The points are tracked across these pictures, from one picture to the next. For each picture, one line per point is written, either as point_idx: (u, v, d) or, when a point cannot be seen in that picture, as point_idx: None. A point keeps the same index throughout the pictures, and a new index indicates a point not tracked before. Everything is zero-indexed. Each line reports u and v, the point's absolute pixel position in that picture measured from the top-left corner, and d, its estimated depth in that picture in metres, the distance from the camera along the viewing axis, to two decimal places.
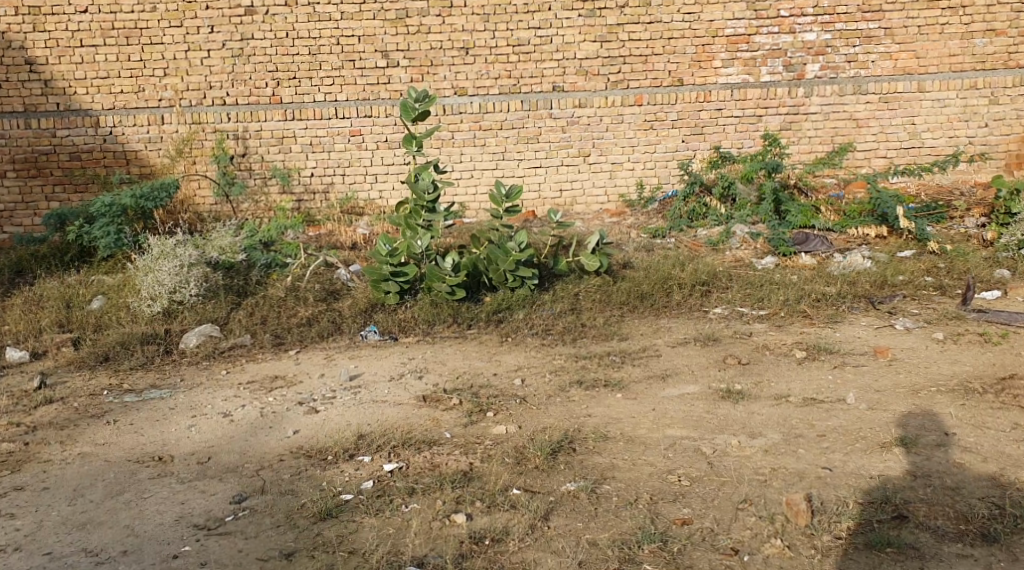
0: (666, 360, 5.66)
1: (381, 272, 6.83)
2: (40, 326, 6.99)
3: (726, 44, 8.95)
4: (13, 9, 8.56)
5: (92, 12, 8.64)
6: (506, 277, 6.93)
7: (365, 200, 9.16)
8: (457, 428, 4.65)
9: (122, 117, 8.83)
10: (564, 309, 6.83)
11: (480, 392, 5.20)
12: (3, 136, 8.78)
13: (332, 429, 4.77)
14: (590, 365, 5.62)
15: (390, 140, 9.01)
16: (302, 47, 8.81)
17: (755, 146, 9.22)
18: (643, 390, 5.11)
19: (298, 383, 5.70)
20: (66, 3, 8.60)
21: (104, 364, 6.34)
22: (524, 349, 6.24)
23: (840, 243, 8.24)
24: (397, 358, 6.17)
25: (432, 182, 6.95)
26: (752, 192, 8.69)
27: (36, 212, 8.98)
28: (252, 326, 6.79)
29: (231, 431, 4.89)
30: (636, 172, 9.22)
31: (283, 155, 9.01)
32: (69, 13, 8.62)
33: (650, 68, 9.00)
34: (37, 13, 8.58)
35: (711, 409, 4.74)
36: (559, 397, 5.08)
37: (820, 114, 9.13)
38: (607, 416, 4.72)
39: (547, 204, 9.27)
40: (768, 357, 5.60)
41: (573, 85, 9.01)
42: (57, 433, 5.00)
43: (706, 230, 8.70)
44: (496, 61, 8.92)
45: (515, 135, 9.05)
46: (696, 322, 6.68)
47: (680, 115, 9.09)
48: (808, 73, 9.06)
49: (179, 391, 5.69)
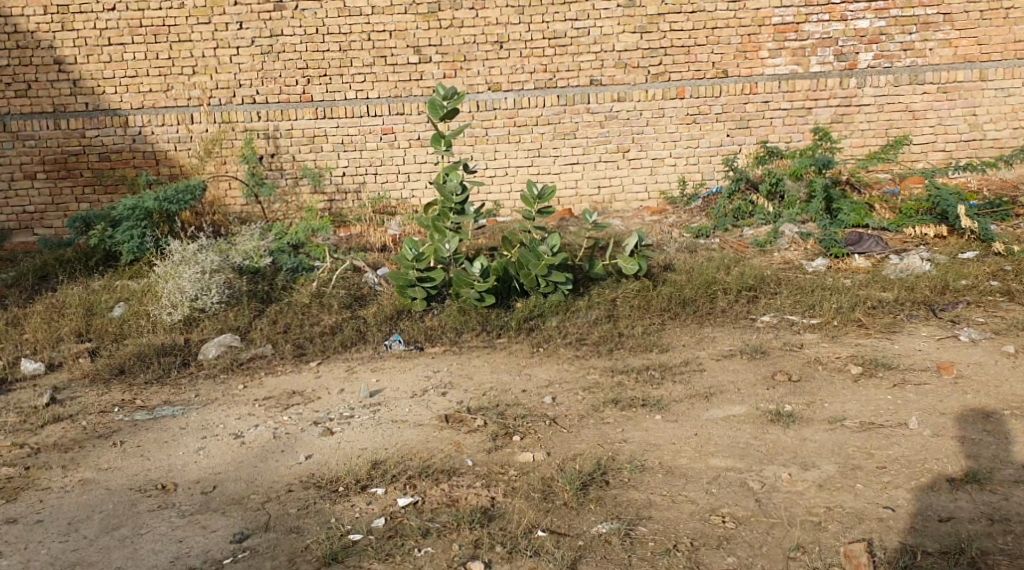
0: (710, 376, 5.26)
1: (407, 277, 6.49)
2: (59, 334, 6.71)
3: (773, 33, 8.49)
4: (42, 8, 8.32)
5: (120, 10, 8.38)
6: (538, 282, 6.54)
7: (397, 199, 8.83)
8: (479, 454, 4.30)
9: (151, 117, 8.58)
10: (601, 317, 6.44)
11: (506, 411, 4.83)
12: (33, 137, 8.56)
13: (347, 454, 4.43)
14: (627, 381, 5.23)
15: (422, 139, 8.68)
16: (332, 43, 8.48)
17: (805, 140, 8.75)
18: (684, 412, 4.71)
19: (316, 399, 5.36)
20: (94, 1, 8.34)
21: (119, 378, 6.03)
22: (557, 362, 5.86)
23: (896, 244, 7.75)
24: (421, 371, 5.82)
25: (460, 183, 6.58)
26: (802, 188, 8.20)
27: (67, 214, 8.77)
28: (274, 334, 6.47)
29: (241, 455, 4.57)
30: (678, 168, 8.79)
31: (313, 154, 8.70)
32: (97, 12, 8.37)
33: (694, 59, 8.55)
34: (66, 12, 8.35)
35: (759, 434, 4.35)
36: (592, 419, 4.70)
37: (873, 106, 8.63)
38: (644, 442, 4.33)
39: (585, 202, 8.87)
40: (821, 374, 5.18)
41: (612, 79, 8.59)
42: (60, 455, 4.73)
43: (752, 229, 8.25)
44: (531, 54, 8.52)
45: (551, 131, 8.67)
46: (743, 331, 6.25)
47: (725, 109, 8.64)
48: (861, 63, 8.55)
49: (193, 407, 5.41)
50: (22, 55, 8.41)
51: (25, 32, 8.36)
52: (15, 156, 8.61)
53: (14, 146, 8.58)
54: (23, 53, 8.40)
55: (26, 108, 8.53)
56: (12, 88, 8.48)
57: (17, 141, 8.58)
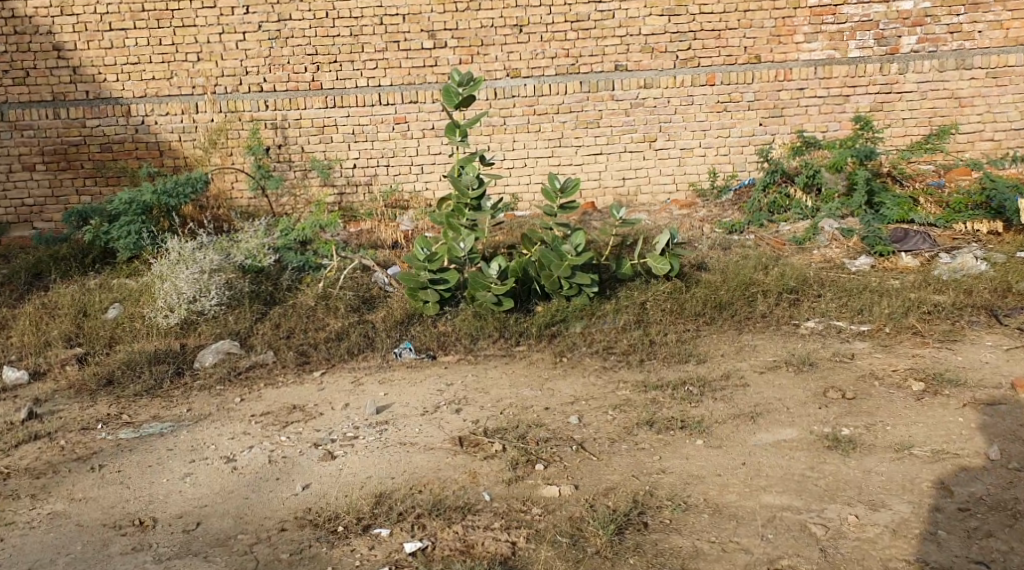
0: (754, 393, 4.74)
1: (419, 279, 5.97)
2: (47, 338, 6.16)
3: (810, 15, 7.90)
4: None
5: None
6: (561, 285, 5.98)
7: (409, 192, 8.26)
8: (498, 487, 3.84)
9: (154, 105, 8.00)
10: (629, 322, 5.91)
11: (528, 433, 4.32)
12: (32, 127, 7.97)
13: (348, 484, 3.95)
14: (661, 398, 4.72)
15: (437, 128, 8.10)
16: (342, 28, 7.90)
17: (843, 129, 8.16)
18: (729, 435, 4.20)
19: (318, 415, 4.86)
20: None
21: (107, 389, 5.54)
22: (582, 374, 5.35)
23: (946, 240, 7.14)
24: (434, 384, 5.31)
25: (476, 176, 6.05)
26: (840, 180, 7.66)
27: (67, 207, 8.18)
28: (275, 340, 5.97)
29: (230, 483, 4.07)
30: (708, 158, 8.21)
31: (323, 146, 8.12)
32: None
33: (724, 44, 7.98)
34: None
35: (815, 465, 3.85)
36: (625, 443, 4.18)
37: (916, 92, 8.03)
38: (686, 474, 3.85)
39: (609, 194, 8.31)
40: (879, 389, 4.65)
41: (637, 64, 8.03)
42: (31, 482, 4.27)
43: (789, 225, 7.67)
44: (552, 38, 7.96)
45: (573, 119, 8.11)
46: (785, 339, 5.72)
47: (758, 96, 8.06)
48: (903, 47, 7.97)
49: (183, 424, 4.93)
50: (18, 40, 7.81)
51: (23, 16, 7.77)
52: (13, 147, 8.01)
53: (13, 136, 8.00)
54: (21, 38, 7.80)
55: (24, 97, 7.93)
56: (10, 76, 7.88)
57: (14, 131, 7.98)
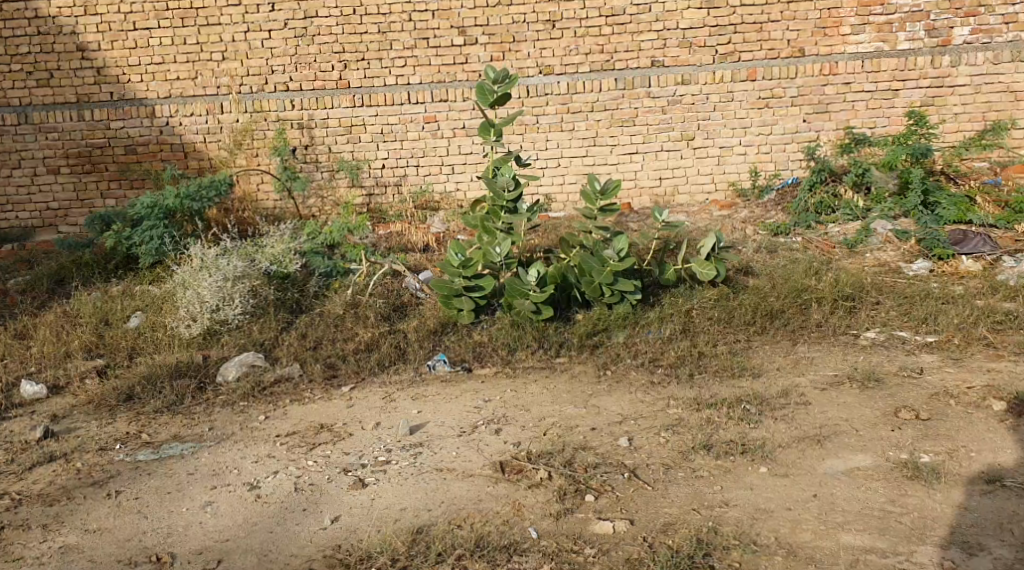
0: (818, 413, 4.50)
1: (452, 287, 5.65)
2: (66, 349, 5.81)
3: (856, 6, 7.35)
4: None
5: None
6: (603, 292, 5.65)
7: (440, 193, 7.83)
8: (546, 522, 3.82)
9: (178, 106, 7.66)
10: (676, 332, 5.54)
11: (575, 458, 4.20)
12: (56, 130, 7.68)
13: (379, 518, 3.90)
14: (716, 418, 4.45)
15: (468, 128, 7.66)
16: (370, 24, 7.52)
17: (892, 126, 7.57)
18: (795, 462, 4.09)
19: (347, 436, 4.64)
20: None
21: (127, 405, 5.23)
22: (629, 390, 5.00)
23: (1008, 242, 6.58)
24: (471, 400, 4.98)
25: (512, 178, 5.71)
26: (891, 178, 7.16)
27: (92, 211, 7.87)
28: (302, 351, 5.64)
29: (253, 515, 4.00)
30: (749, 157, 7.67)
31: (351, 146, 7.73)
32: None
33: (767, 37, 7.46)
34: None
35: (895, 499, 3.81)
36: (683, 472, 4.07)
37: (970, 87, 7.45)
38: (752, 508, 3.81)
39: (645, 195, 7.79)
40: (952, 410, 4.46)
41: (675, 59, 7.52)
42: (44, 509, 4.14)
43: (839, 225, 7.11)
44: (586, 34, 7.49)
45: (607, 118, 7.62)
46: (845, 350, 5.34)
47: (801, 91, 7.51)
48: (955, 39, 7.38)
49: (206, 445, 4.67)
50: (42, 41, 7.53)
51: (47, 16, 7.49)
52: (37, 150, 7.73)
53: (37, 139, 7.71)
54: (44, 39, 7.52)
55: (48, 99, 7.66)
56: (34, 77, 7.60)
57: (38, 133, 7.70)
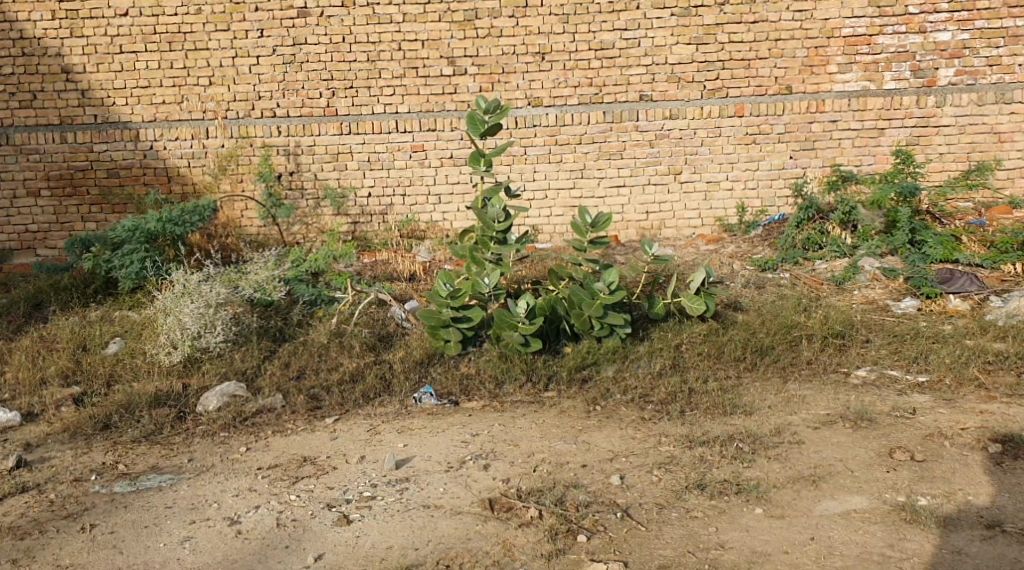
0: (812, 453, 4.52)
1: (441, 317, 5.55)
2: (42, 376, 5.65)
3: (843, 45, 7.36)
4: (49, 12, 7.36)
5: (132, 15, 7.40)
6: (592, 324, 5.55)
7: (426, 222, 7.72)
8: (537, 563, 3.80)
9: (163, 130, 7.55)
10: (665, 368, 5.47)
11: (566, 496, 4.20)
12: (37, 151, 7.55)
13: (365, 557, 3.86)
14: (710, 456, 4.49)
15: (455, 157, 7.59)
16: (360, 52, 7.45)
17: (877, 165, 7.56)
18: (793, 503, 4.11)
19: (330, 470, 4.56)
20: (106, 5, 7.38)
21: (103, 434, 5.10)
22: (619, 426, 4.92)
23: (994, 282, 6.52)
24: (457, 434, 4.89)
25: (503, 209, 5.64)
26: (877, 217, 7.00)
27: (72, 234, 7.71)
28: (285, 381, 5.52)
29: (234, 551, 3.95)
30: (735, 193, 7.62)
31: (337, 173, 7.63)
32: (109, 17, 7.40)
33: (754, 74, 7.44)
34: (75, 17, 7.38)
35: (897, 543, 3.83)
36: (678, 512, 4.08)
37: (954, 127, 7.45)
38: (750, 549, 3.82)
39: (632, 227, 7.71)
40: (948, 450, 4.48)
41: (663, 94, 7.48)
42: (14, 544, 4.06)
43: (826, 263, 6.98)
44: (576, 66, 7.45)
45: (596, 150, 7.56)
46: (837, 389, 5.30)
47: (789, 127, 7.49)
48: (940, 79, 7.38)
49: (186, 477, 4.57)
50: (26, 63, 7.43)
51: (32, 38, 7.40)
52: (18, 171, 7.59)
53: (18, 160, 7.57)
54: (29, 60, 7.43)
55: (30, 120, 7.53)
56: (17, 98, 7.49)
57: (20, 155, 7.56)
